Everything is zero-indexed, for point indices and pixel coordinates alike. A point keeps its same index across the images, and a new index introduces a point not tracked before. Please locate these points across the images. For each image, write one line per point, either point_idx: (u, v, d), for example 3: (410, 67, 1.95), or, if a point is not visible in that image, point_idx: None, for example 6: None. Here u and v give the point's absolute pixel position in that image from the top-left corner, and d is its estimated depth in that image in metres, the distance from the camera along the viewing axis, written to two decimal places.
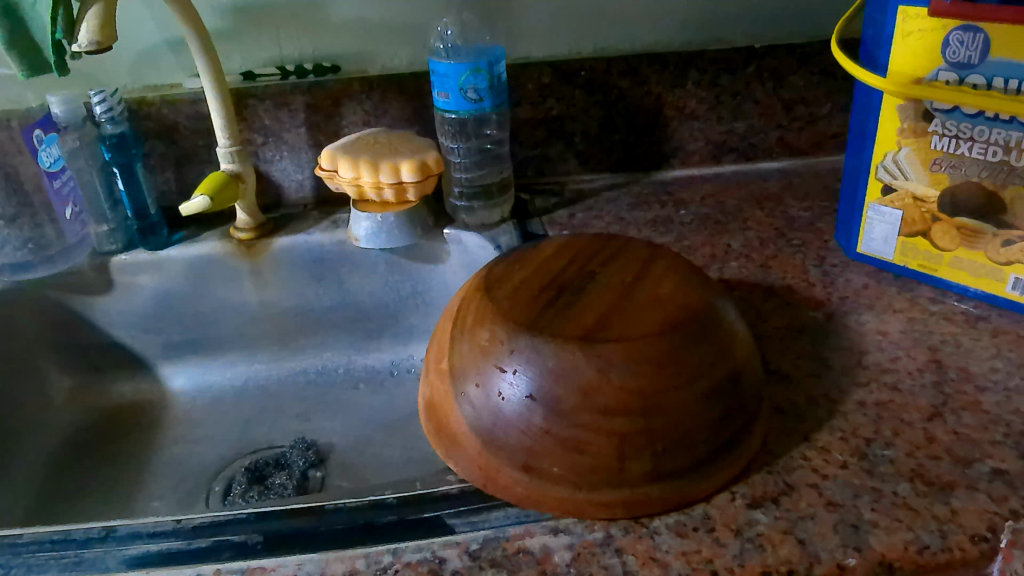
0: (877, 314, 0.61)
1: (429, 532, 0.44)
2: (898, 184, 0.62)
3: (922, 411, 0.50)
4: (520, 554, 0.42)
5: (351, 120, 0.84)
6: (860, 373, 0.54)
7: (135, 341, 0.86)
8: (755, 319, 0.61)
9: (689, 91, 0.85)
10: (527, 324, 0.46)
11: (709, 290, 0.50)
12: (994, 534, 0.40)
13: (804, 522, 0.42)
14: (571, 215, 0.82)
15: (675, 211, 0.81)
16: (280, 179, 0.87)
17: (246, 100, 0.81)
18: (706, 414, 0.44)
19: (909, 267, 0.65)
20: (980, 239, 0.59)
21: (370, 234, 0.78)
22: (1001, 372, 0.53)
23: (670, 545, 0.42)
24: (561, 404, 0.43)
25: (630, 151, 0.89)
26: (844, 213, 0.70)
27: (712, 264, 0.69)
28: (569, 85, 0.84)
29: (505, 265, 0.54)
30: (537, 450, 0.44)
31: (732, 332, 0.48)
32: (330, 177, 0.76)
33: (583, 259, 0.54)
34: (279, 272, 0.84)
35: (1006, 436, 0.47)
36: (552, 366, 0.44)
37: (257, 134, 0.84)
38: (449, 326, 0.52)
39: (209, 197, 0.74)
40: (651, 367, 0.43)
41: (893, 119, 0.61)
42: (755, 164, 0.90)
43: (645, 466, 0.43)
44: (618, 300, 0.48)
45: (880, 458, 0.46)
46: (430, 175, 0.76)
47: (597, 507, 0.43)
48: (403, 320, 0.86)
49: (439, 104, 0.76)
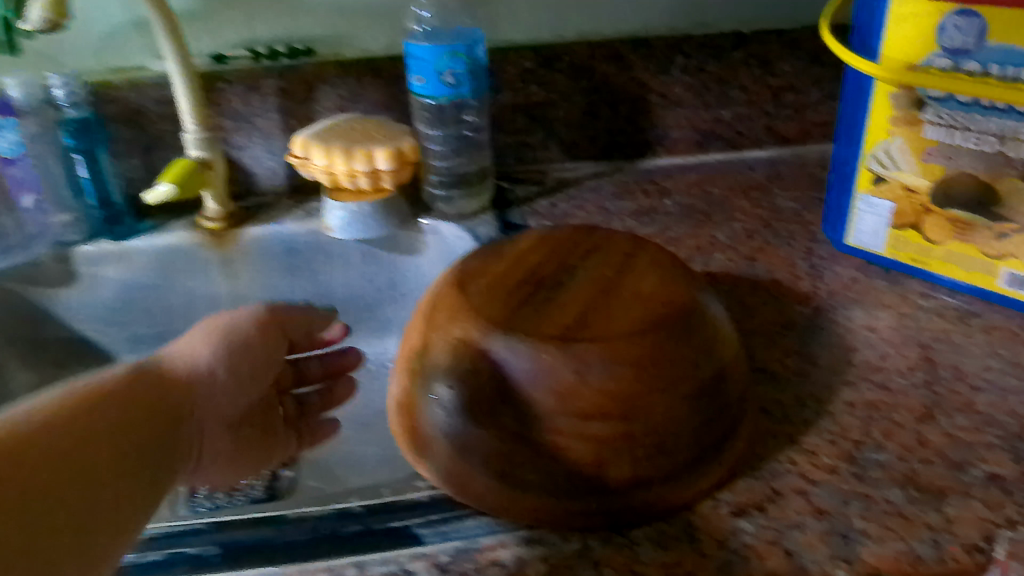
0: (866, 309, 0.59)
1: (397, 543, 0.42)
2: (890, 175, 0.60)
3: (915, 412, 0.48)
4: (492, 566, 0.40)
5: (325, 106, 0.81)
6: (849, 371, 0.52)
7: (100, 334, 0.83)
8: (741, 314, 0.59)
9: (675, 77, 0.82)
10: (502, 322, 0.44)
11: (694, 285, 0.48)
12: (990, 544, 0.39)
13: (792, 531, 0.40)
14: (553, 205, 0.79)
15: (659, 200, 0.79)
16: (251, 166, 0.83)
17: (216, 84, 0.78)
18: (690, 417, 0.42)
19: (900, 261, 0.63)
20: (974, 231, 0.57)
21: (345, 224, 0.76)
22: (994, 371, 0.51)
23: (652, 556, 0.40)
24: (536, 408, 0.41)
25: (613, 140, 0.86)
26: (830, 203, 0.67)
27: (697, 257, 0.67)
28: (552, 71, 0.81)
29: (481, 257, 0.51)
30: (511, 456, 0.42)
31: (718, 331, 0.46)
32: (303, 165, 0.74)
33: (564, 251, 0.51)
34: (251, 263, 0.81)
35: (1002, 438, 0.45)
36: (527, 368, 0.42)
37: (227, 119, 0.80)
38: (419, 322, 0.49)
39: (176, 185, 0.72)
40: (633, 370, 0.41)
41: (884, 107, 0.58)
42: (741, 153, 0.88)
43: (626, 473, 0.41)
44: (599, 297, 0.46)
45: (871, 463, 0.44)
46: (406, 163, 0.75)
47: (575, 517, 0.41)
48: (379, 312, 0.84)
49: (415, 89, 0.73)
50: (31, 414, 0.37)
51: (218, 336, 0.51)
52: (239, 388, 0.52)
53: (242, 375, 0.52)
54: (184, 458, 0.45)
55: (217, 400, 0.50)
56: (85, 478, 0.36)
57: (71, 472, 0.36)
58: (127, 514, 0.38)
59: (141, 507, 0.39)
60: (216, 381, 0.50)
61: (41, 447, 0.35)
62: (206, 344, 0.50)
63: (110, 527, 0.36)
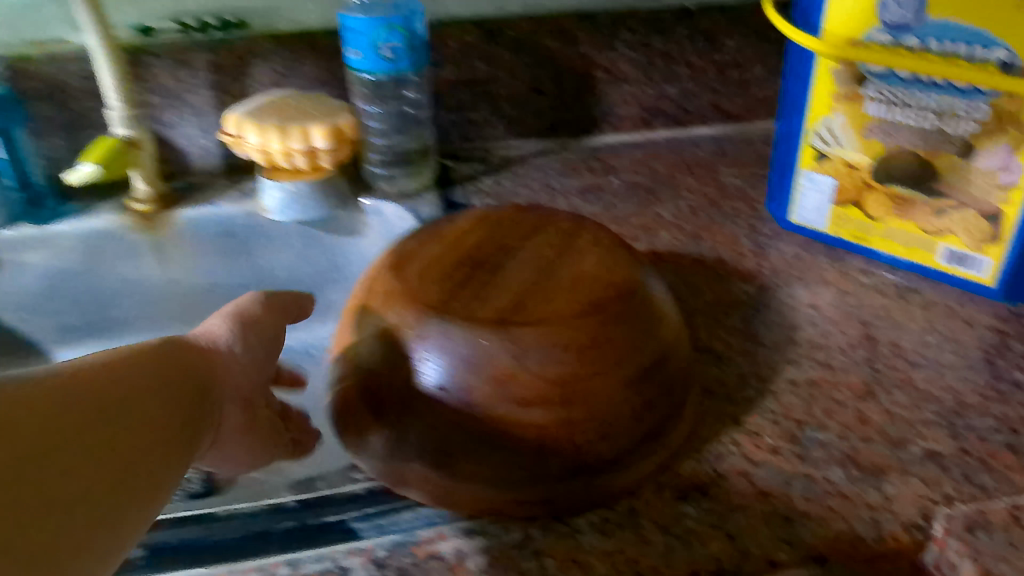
0: (809, 287, 0.59)
1: (332, 538, 0.40)
2: (832, 151, 0.60)
3: (855, 389, 0.48)
4: (431, 560, 0.39)
5: (260, 81, 0.77)
6: (792, 350, 0.52)
7: (24, 323, 0.78)
8: (686, 293, 0.58)
9: (620, 53, 0.81)
10: (439, 306, 0.43)
11: (636, 264, 0.47)
12: (928, 522, 0.39)
13: (735, 514, 0.40)
14: (497, 183, 0.77)
15: (605, 178, 0.78)
16: (182, 145, 0.79)
17: (142, 59, 0.74)
18: (631, 401, 0.41)
19: (842, 238, 0.63)
20: (913, 207, 0.58)
21: (284, 206, 0.73)
22: (932, 347, 0.52)
23: (594, 544, 0.39)
24: (473, 395, 0.40)
25: (559, 116, 0.85)
26: (774, 180, 0.67)
27: (642, 235, 0.66)
28: (495, 45, 0.78)
29: (418, 239, 0.50)
30: (449, 446, 0.40)
31: (660, 312, 0.45)
32: (236, 143, 0.71)
33: (503, 232, 0.50)
34: (184, 247, 0.78)
35: (939, 414, 0.46)
36: (464, 354, 0.41)
37: (155, 95, 0.76)
38: (354, 308, 0.47)
39: (102, 166, 0.68)
40: (572, 354, 0.40)
41: (826, 83, 0.58)
42: (687, 130, 0.88)
43: (568, 460, 0.40)
44: (538, 280, 0.45)
45: (812, 442, 0.44)
46: (344, 141, 0.72)
47: (517, 506, 0.40)
48: (321, 296, 0.81)
49: (352, 64, 0.70)
50: (50, 374, 0.35)
51: (232, 314, 0.49)
52: (263, 370, 0.49)
53: (266, 360, 0.50)
54: (206, 429, 0.41)
55: (246, 376, 0.47)
56: (116, 433, 0.34)
57: (97, 425, 0.34)
58: (159, 469, 0.36)
59: (172, 463, 0.37)
60: (235, 357, 0.46)
61: (61, 405, 0.33)
62: (223, 326, 0.48)
63: (147, 485, 0.35)
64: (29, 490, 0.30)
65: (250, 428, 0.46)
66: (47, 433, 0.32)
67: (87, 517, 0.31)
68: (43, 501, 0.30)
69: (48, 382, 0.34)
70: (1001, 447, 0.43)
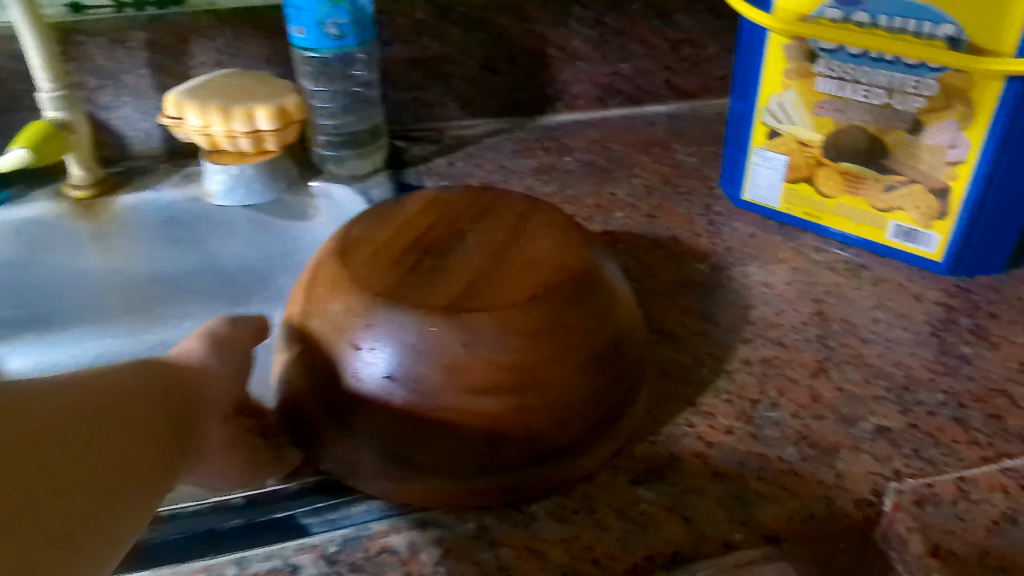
0: (763, 265, 0.59)
1: (281, 535, 0.39)
2: (783, 128, 0.60)
3: (808, 367, 0.48)
4: (384, 554, 0.38)
5: (201, 60, 0.74)
6: (746, 329, 0.52)
7: None
8: (640, 274, 0.58)
9: (573, 29, 0.80)
10: (387, 292, 0.41)
11: (588, 246, 0.46)
12: (879, 498, 0.39)
13: (690, 497, 0.40)
14: (450, 164, 0.76)
15: (559, 157, 0.77)
16: (121, 128, 0.76)
17: (75, 37, 0.70)
18: (586, 385, 0.40)
19: (794, 215, 0.63)
20: (863, 184, 0.58)
21: (228, 189, 0.71)
22: (883, 323, 0.52)
23: (550, 532, 0.38)
24: (425, 384, 0.38)
25: (512, 95, 0.83)
26: (727, 159, 0.67)
27: (597, 216, 0.66)
28: (446, 22, 0.77)
29: (367, 224, 0.48)
30: (402, 437, 0.39)
31: (614, 294, 0.44)
32: (177, 126, 0.68)
33: (452, 217, 0.48)
34: (126, 235, 0.75)
35: (889, 390, 0.46)
36: (412, 342, 0.39)
37: (90, 76, 0.72)
38: (299, 300, 0.45)
39: (31, 150, 0.64)
40: (525, 340, 0.39)
41: (778, 59, 0.58)
42: (641, 108, 0.87)
43: (524, 448, 0.39)
44: (490, 265, 0.43)
45: (766, 421, 0.44)
46: (290, 122, 0.69)
47: (472, 496, 0.39)
48: (272, 282, 0.78)
49: (296, 42, 0.68)
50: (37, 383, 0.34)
51: (206, 332, 0.46)
52: (241, 382, 0.46)
53: (243, 374, 0.46)
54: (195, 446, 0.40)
55: (223, 392, 0.44)
56: (113, 435, 0.34)
57: (95, 428, 0.34)
58: (155, 475, 0.36)
59: (170, 468, 0.37)
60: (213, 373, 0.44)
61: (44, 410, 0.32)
62: (197, 342, 0.45)
63: (145, 488, 0.35)
64: (30, 481, 0.30)
65: (237, 443, 0.43)
66: (49, 431, 0.32)
67: (85, 514, 0.31)
68: (43, 496, 0.30)
69: (48, 385, 0.34)
70: (949, 421, 0.44)
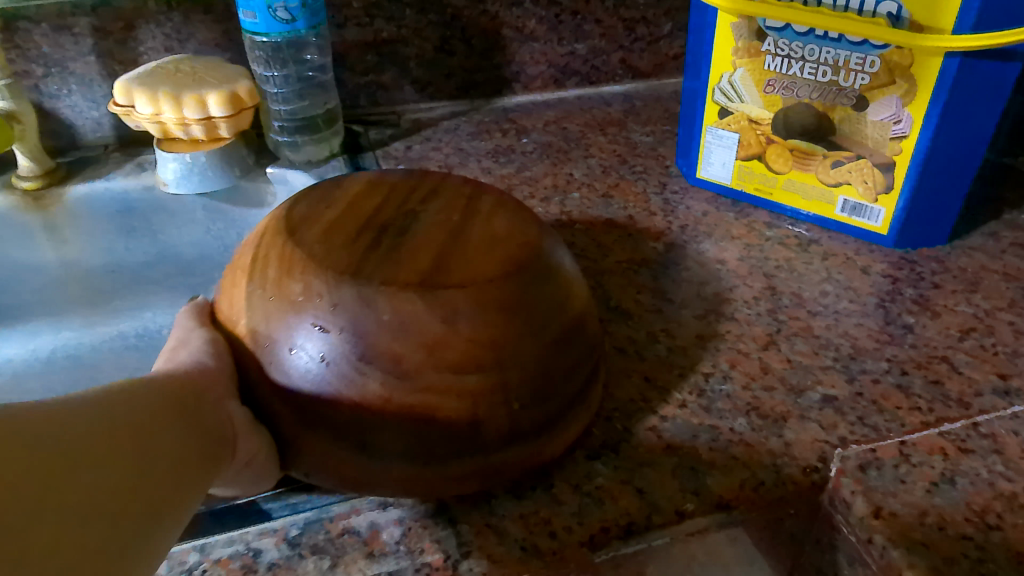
0: (716, 242, 0.60)
1: (242, 521, 0.40)
2: (734, 107, 0.61)
3: (759, 340, 0.49)
4: (345, 536, 0.38)
5: (150, 46, 0.73)
6: (699, 305, 0.53)
7: None
8: (597, 253, 0.59)
9: (527, 10, 0.79)
10: (352, 270, 0.38)
11: (540, 228, 0.44)
12: (824, 464, 0.40)
13: (644, 470, 0.41)
14: (408, 148, 0.76)
15: (517, 139, 0.77)
16: (70, 117, 0.75)
17: (16, 23, 0.68)
18: (558, 364, 0.40)
19: (746, 191, 0.65)
20: (812, 160, 0.59)
21: (181, 177, 0.70)
22: (831, 295, 0.54)
23: (508, 509, 0.39)
24: (403, 365, 0.36)
25: (469, 77, 0.83)
26: (682, 137, 0.68)
27: (554, 197, 0.66)
28: (400, 4, 0.76)
29: (308, 205, 0.44)
30: (376, 423, 0.37)
31: (568, 282, 0.42)
32: (127, 114, 0.67)
33: (400, 195, 0.45)
34: (79, 226, 0.73)
35: (836, 360, 0.48)
36: (389, 320, 0.36)
37: (36, 65, 0.71)
38: (243, 280, 0.41)
39: None
40: (501, 315, 0.38)
41: (727, 37, 0.59)
42: (598, 88, 0.87)
43: (504, 429, 0.38)
44: (450, 240, 0.41)
45: (718, 394, 0.45)
46: (244, 108, 0.69)
47: (450, 483, 0.38)
48: None
49: (247, 26, 0.67)
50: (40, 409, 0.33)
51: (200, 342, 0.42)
52: None
53: None
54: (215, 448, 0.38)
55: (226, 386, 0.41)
56: (108, 459, 0.33)
57: (85, 453, 0.32)
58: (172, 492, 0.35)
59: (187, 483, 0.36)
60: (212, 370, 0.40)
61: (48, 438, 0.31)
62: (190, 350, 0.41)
63: (150, 507, 0.33)
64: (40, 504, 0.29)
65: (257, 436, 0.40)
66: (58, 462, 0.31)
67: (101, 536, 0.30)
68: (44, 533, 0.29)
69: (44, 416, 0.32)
70: (892, 388, 0.45)
